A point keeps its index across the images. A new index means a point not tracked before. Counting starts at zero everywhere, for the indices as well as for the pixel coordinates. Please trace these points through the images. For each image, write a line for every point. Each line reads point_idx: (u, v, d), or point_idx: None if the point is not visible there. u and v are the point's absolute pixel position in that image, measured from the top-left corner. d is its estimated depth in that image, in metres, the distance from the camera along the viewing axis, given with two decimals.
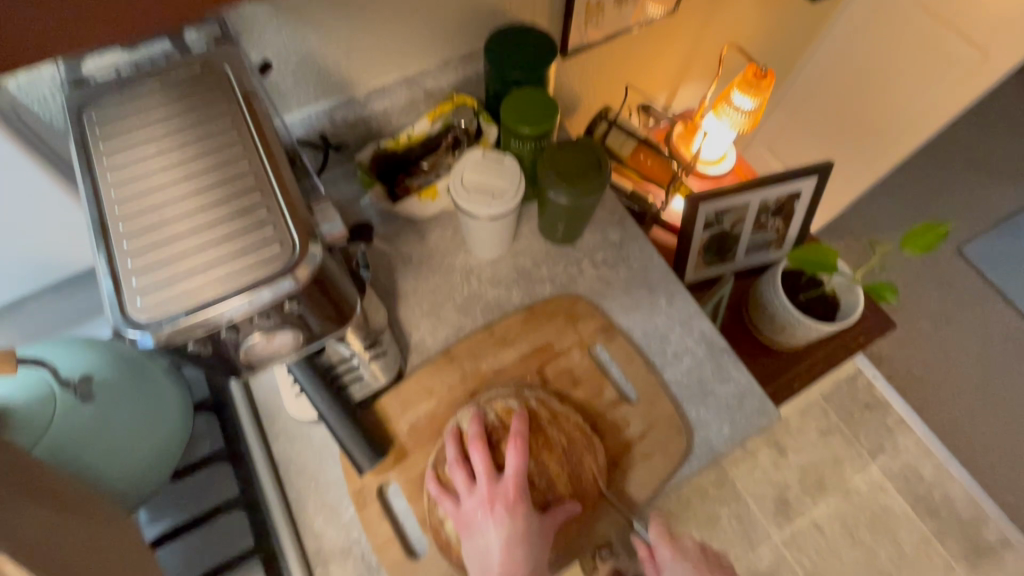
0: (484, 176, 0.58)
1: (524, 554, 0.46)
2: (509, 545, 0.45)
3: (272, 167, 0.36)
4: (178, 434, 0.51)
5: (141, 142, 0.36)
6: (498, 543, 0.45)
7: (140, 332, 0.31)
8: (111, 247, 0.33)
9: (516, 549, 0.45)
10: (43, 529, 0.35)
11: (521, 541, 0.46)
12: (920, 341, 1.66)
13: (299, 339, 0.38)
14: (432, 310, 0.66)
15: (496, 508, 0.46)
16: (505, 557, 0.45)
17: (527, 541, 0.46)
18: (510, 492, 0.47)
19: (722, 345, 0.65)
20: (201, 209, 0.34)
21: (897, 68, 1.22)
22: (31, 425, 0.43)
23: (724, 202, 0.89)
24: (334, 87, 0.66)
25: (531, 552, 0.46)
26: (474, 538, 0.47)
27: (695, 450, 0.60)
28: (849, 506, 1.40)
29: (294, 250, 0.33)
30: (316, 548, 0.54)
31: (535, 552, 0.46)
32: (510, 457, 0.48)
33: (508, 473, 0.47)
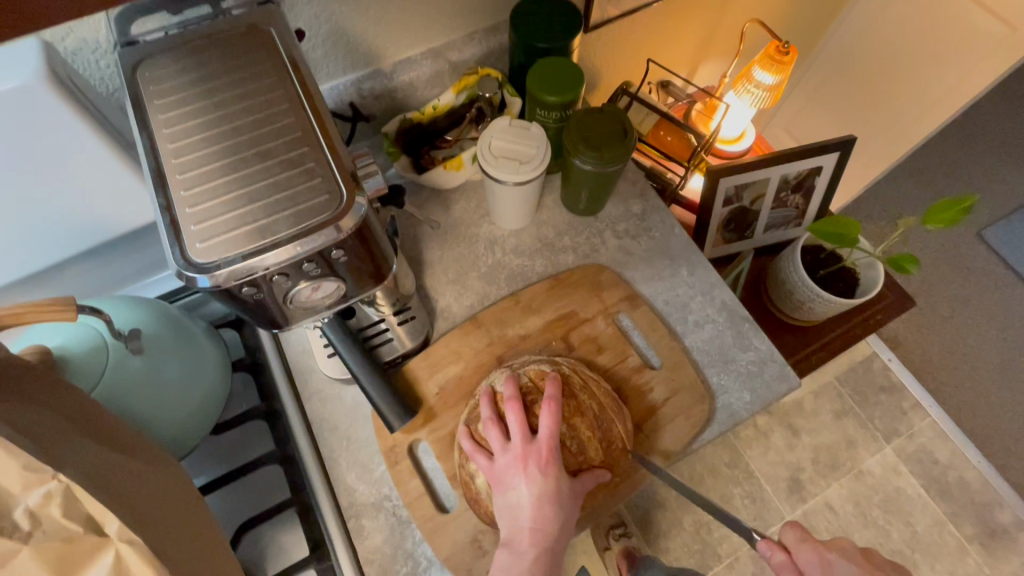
0: (512, 142, 0.58)
1: (554, 512, 0.46)
2: (541, 501, 0.46)
3: (318, 122, 0.37)
4: (218, 391, 0.54)
5: (192, 99, 0.38)
6: (530, 498, 0.46)
7: (199, 274, 0.32)
8: (169, 196, 0.34)
9: (547, 507, 0.46)
10: (104, 466, 0.38)
11: (552, 499, 0.47)
12: (937, 325, 1.65)
13: (340, 290, 0.40)
14: (457, 278, 0.68)
15: (530, 466, 0.47)
16: (535, 514, 0.46)
17: (557, 499, 0.47)
18: (544, 452, 0.47)
19: (743, 314, 0.66)
20: (252, 161, 0.35)
21: (923, 44, 1.20)
22: (87, 372, 0.46)
23: (744, 177, 0.89)
24: (362, 59, 0.67)
25: (561, 511, 0.47)
26: (506, 494, 0.47)
27: (716, 415, 0.61)
28: (862, 487, 1.41)
29: (341, 200, 0.35)
30: (349, 502, 0.56)
31: (564, 510, 0.47)
32: (545, 419, 0.48)
33: (543, 435, 0.48)
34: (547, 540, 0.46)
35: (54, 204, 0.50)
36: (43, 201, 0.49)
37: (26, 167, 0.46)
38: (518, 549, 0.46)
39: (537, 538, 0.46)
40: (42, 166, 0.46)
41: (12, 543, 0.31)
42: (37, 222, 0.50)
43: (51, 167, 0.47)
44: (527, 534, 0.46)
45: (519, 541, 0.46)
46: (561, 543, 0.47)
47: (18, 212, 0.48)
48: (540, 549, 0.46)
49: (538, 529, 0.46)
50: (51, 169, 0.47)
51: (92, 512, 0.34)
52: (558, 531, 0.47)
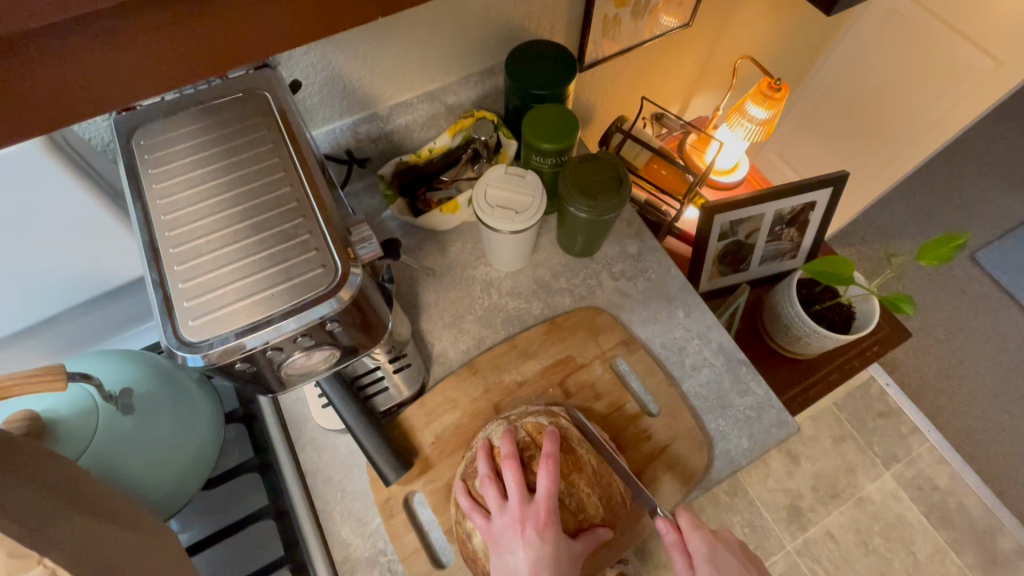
0: (507, 191, 0.59)
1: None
2: (539, 568, 0.44)
3: (313, 192, 0.37)
4: (211, 447, 0.53)
5: (188, 168, 0.38)
6: (527, 564, 0.44)
7: (191, 353, 0.32)
8: (162, 270, 0.34)
9: (544, 573, 0.44)
10: (90, 542, 0.37)
11: (551, 564, 0.45)
12: (933, 348, 1.66)
13: (333, 355, 0.39)
14: (453, 321, 0.68)
15: (527, 529, 0.46)
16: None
17: (556, 564, 0.45)
18: (542, 512, 0.46)
19: (740, 357, 0.66)
20: (247, 233, 0.35)
21: (912, 76, 1.22)
22: (75, 435, 0.45)
23: (739, 213, 0.89)
24: (358, 104, 0.68)
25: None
26: (503, 557, 0.46)
27: (715, 461, 0.61)
28: (863, 515, 1.40)
29: (336, 273, 0.34)
30: (343, 557, 0.55)
31: (563, 575, 0.45)
32: (543, 477, 0.47)
33: (541, 494, 0.47)
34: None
35: (47, 260, 0.49)
36: (34, 258, 0.49)
37: (18, 227, 0.45)
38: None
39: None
40: (35, 226, 0.46)
41: None
42: (26, 279, 0.50)
43: (45, 226, 0.47)
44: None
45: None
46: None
47: (9, 270, 0.48)
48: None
49: None
50: (45, 228, 0.47)
51: None
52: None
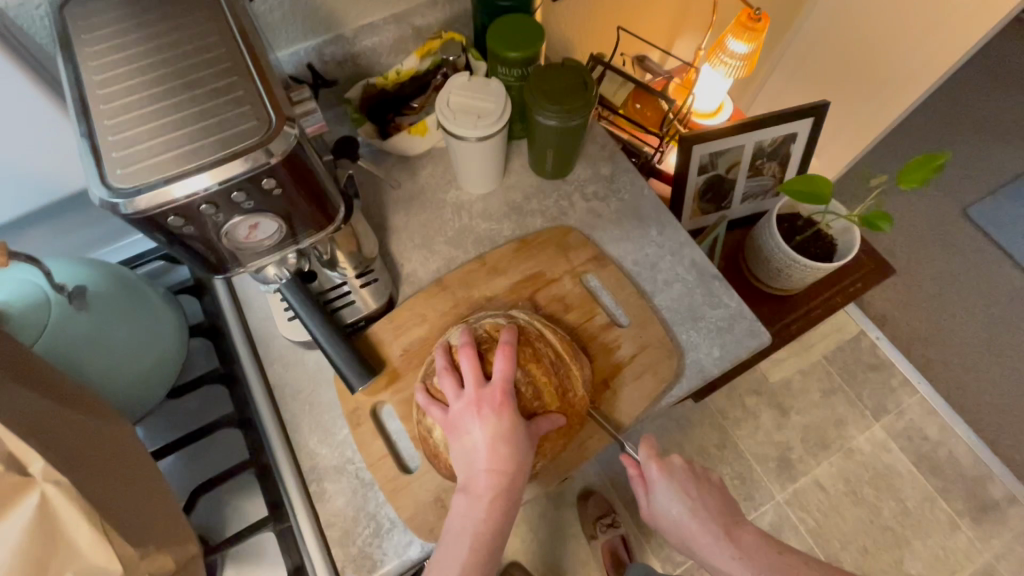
0: (470, 96, 0.57)
1: (510, 454, 0.46)
2: (495, 443, 0.46)
3: (249, 52, 0.36)
4: (175, 355, 0.53)
5: (121, 32, 0.37)
6: (484, 441, 0.46)
7: (119, 199, 0.31)
8: (91, 124, 0.33)
9: (502, 447, 0.46)
10: (38, 410, 0.36)
11: (508, 441, 0.46)
12: (925, 303, 1.65)
13: (280, 231, 0.39)
14: (423, 243, 0.67)
15: (483, 409, 0.47)
16: (491, 457, 0.46)
17: (512, 442, 0.47)
18: (498, 395, 0.47)
19: (713, 272, 0.65)
20: (180, 90, 0.34)
21: (901, 14, 1.20)
22: (28, 327, 0.45)
23: (719, 144, 0.88)
24: (322, 23, 0.66)
25: (519, 453, 0.47)
26: (462, 440, 0.47)
27: (686, 372, 0.60)
28: (852, 466, 1.40)
29: (270, 126, 0.34)
30: (310, 466, 0.55)
31: (520, 452, 0.47)
32: (499, 364, 0.48)
33: (496, 379, 0.48)
34: (503, 482, 0.46)
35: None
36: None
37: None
38: (475, 494, 0.46)
39: (493, 479, 0.46)
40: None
41: None
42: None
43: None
44: (484, 477, 0.46)
45: (476, 484, 0.46)
46: (518, 485, 0.47)
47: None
48: (495, 490, 0.46)
49: (494, 469, 0.46)
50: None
51: (13, 449, 0.32)
52: (515, 472, 0.47)
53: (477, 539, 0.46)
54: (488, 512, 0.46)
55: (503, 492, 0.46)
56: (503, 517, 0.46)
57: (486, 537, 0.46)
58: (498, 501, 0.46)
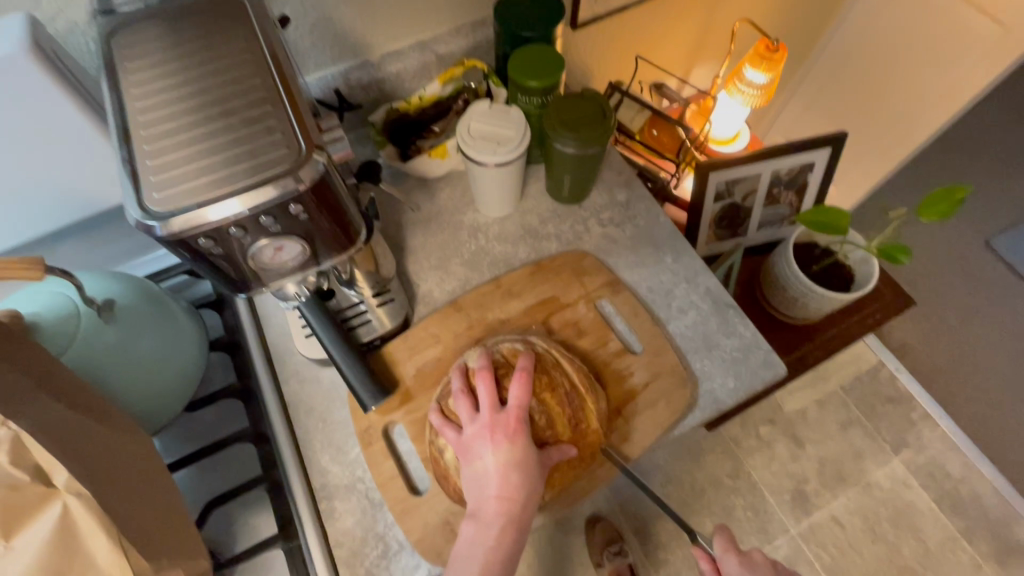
0: (491, 123, 0.59)
1: (520, 482, 0.46)
2: (506, 471, 0.46)
3: (282, 83, 0.38)
4: (194, 370, 0.54)
5: (163, 63, 0.39)
6: (495, 468, 0.46)
7: (153, 221, 0.33)
8: (131, 149, 0.35)
9: (512, 475, 0.46)
10: (64, 422, 0.37)
11: (519, 469, 0.47)
12: (946, 334, 1.61)
13: (304, 254, 0.40)
14: (440, 264, 0.68)
15: (496, 436, 0.47)
16: (502, 485, 0.46)
17: (523, 470, 0.47)
18: (512, 422, 0.48)
19: (728, 301, 0.65)
20: (216, 118, 0.36)
21: (923, 45, 1.20)
22: (57, 339, 0.46)
23: (736, 172, 0.88)
24: (349, 49, 0.68)
25: (530, 480, 0.47)
26: (473, 465, 0.48)
27: (699, 401, 0.60)
28: (870, 501, 1.36)
29: (299, 154, 0.35)
30: (322, 484, 0.55)
31: (530, 481, 0.47)
32: (515, 391, 0.48)
33: (511, 405, 0.48)
34: (512, 510, 0.46)
35: (23, 173, 0.49)
36: (13, 173, 0.48)
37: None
38: (483, 520, 0.47)
39: (502, 507, 0.46)
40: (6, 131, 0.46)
41: None
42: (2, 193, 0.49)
43: (18, 136, 0.47)
44: (493, 504, 0.46)
45: (484, 511, 0.46)
46: (527, 513, 0.47)
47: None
48: (504, 518, 0.46)
49: (504, 497, 0.46)
50: (17, 139, 0.47)
51: (40, 461, 0.33)
52: (525, 500, 0.47)
53: (484, 566, 0.46)
54: (497, 539, 0.46)
55: (512, 521, 0.46)
56: (511, 545, 0.46)
57: (493, 565, 0.46)
58: (507, 529, 0.46)
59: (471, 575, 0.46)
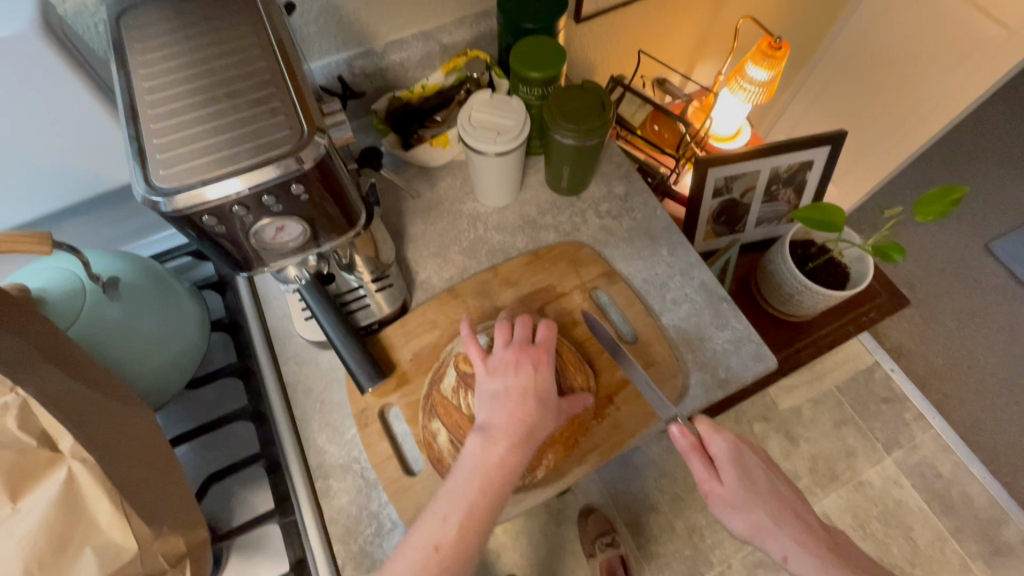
0: (491, 112, 0.59)
1: (535, 408, 0.49)
2: (526, 393, 0.50)
3: (286, 67, 0.39)
4: (195, 348, 0.55)
5: (170, 45, 0.40)
6: (516, 388, 0.50)
7: (159, 197, 0.34)
8: (139, 127, 0.36)
9: (530, 399, 0.49)
10: (70, 392, 0.39)
11: (535, 396, 0.50)
12: (942, 337, 1.62)
13: (305, 235, 0.41)
14: (439, 252, 0.69)
15: (525, 360, 0.51)
16: (517, 407, 0.49)
17: (539, 399, 0.50)
18: (540, 353, 0.52)
19: (722, 294, 0.66)
20: (221, 100, 0.37)
21: (928, 45, 1.20)
22: (63, 313, 0.47)
23: (735, 168, 0.89)
24: (354, 37, 0.69)
25: (543, 412, 0.50)
26: (495, 382, 0.51)
27: (690, 391, 0.61)
28: (861, 499, 1.37)
29: (302, 136, 0.36)
30: (318, 462, 0.57)
31: (543, 411, 0.50)
32: (545, 331, 0.54)
33: (541, 341, 0.53)
34: (523, 433, 0.49)
35: (32, 150, 0.50)
36: (23, 149, 0.49)
37: (6, 110, 0.46)
38: (494, 437, 0.48)
39: (515, 426, 0.49)
40: (16, 109, 0.47)
41: None
42: (12, 169, 0.50)
43: (29, 113, 0.48)
44: (506, 424, 0.49)
45: (498, 428, 0.48)
46: (531, 443, 0.49)
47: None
48: (515, 437, 0.48)
49: (518, 417, 0.49)
50: (28, 116, 0.48)
51: (47, 427, 0.34)
52: (536, 427, 0.49)
53: (488, 481, 0.47)
54: (505, 456, 0.47)
55: (519, 444, 0.48)
56: (516, 466, 0.48)
57: (497, 483, 0.47)
58: (515, 449, 0.48)
59: (474, 488, 0.47)
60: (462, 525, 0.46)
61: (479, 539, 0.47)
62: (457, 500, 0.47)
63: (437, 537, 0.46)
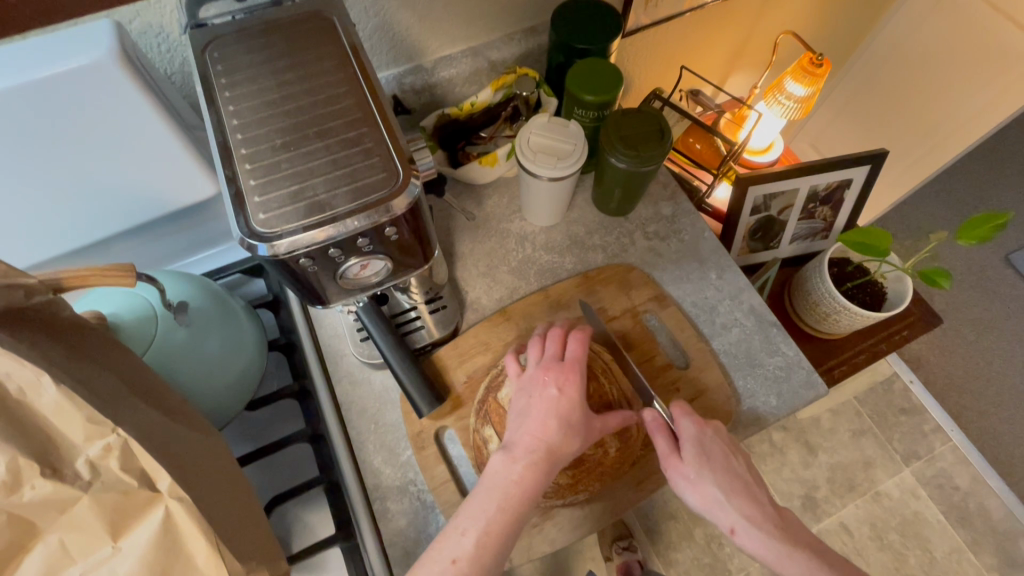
0: (550, 137, 0.59)
1: (558, 423, 0.48)
2: (549, 407, 0.48)
3: (375, 103, 0.38)
4: (256, 368, 0.55)
5: (257, 79, 0.40)
6: (540, 402, 0.49)
7: (261, 243, 0.34)
8: (234, 167, 0.36)
9: (553, 416, 0.48)
10: (159, 428, 0.39)
11: (559, 413, 0.48)
12: (961, 348, 1.63)
13: (385, 269, 0.42)
14: (488, 271, 0.69)
15: (549, 376, 0.50)
16: (536, 423, 0.48)
17: (564, 417, 0.48)
18: (568, 369, 0.51)
19: (772, 319, 0.66)
20: (314, 139, 0.37)
21: (964, 57, 1.18)
22: (136, 340, 0.48)
23: (774, 186, 0.89)
24: (405, 54, 0.69)
25: (567, 433, 0.48)
26: (522, 400, 0.50)
27: (742, 417, 0.61)
28: (879, 511, 1.37)
29: (397, 179, 0.36)
30: (375, 484, 0.57)
31: (568, 427, 0.48)
32: (574, 344, 0.53)
33: (569, 356, 0.52)
34: (543, 449, 0.47)
35: (100, 174, 0.50)
36: (91, 173, 0.49)
37: (81, 136, 0.46)
38: (514, 454, 0.47)
39: (537, 442, 0.47)
40: (89, 135, 0.47)
41: (73, 490, 0.33)
42: (82, 193, 0.50)
43: (106, 138, 0.48)
44: (525, 441, 0.47)
45: (519, 443, 0.47)
46: (558, 462, 0.47)
47: (66, 180, 0.49)
48: (535, 456, 0.46)
49: (539, 433, 0.47)
50: (105, 141, 0.48)
51: (146, 467, 0.34)
52: (558, 445, 0.47)
53: (507, 500, 0.45)
54: (523, 473, 0.45)
55: (541, 461, 0.46)
56: (536, 486, 0.46)
57: (517, 501, 0.45)
58: (536, 467, 0.46)
59: (492, 505, 0.44)
60: (483, 544, 0.43)
61: (501, 557, 0.44)
62: (474, 514, 0.44)
63: (454, 550, 0.43)
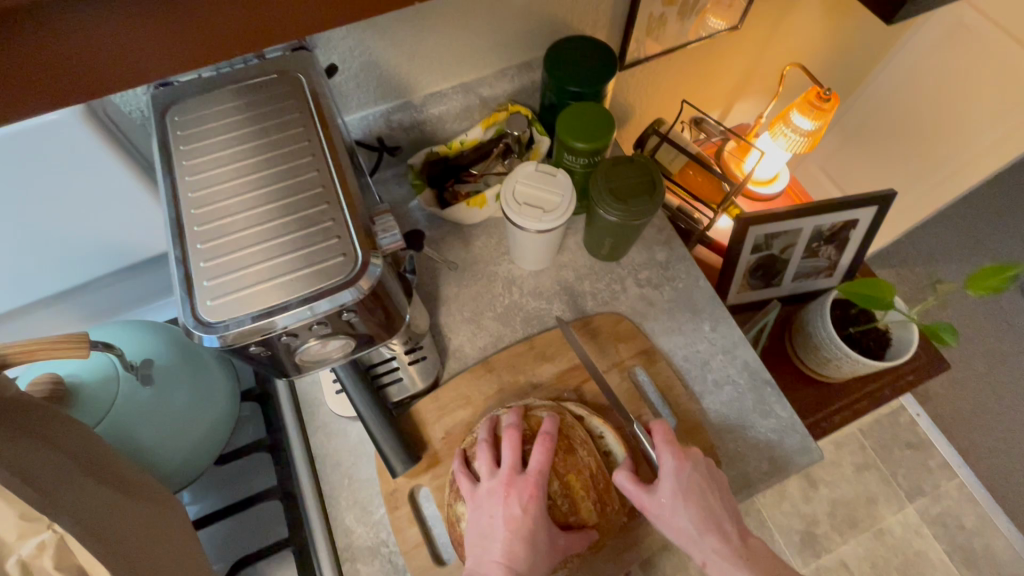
0: (537, 188, 0.57)
1: (523, 549, 0.46)
2: (512, 530, 0.46)
3: (338, 176, 0.37)
4: (226, 422, 0.54)
5: (217, 147, 0.38)
6: (502, 522, 0.47)
7: (207, 333, 0.32)
8: (185, 247, 0.34)
9: (518, 543, 0.46)
10: (106, 511, 0.37)
11: (524, 538, 0.46)
12: (971, 380, 1.59)
13: (348, 345, 0.39)
14: (472, 317, 0.67)
15: (511, 494, 0.48)
16: (503, 548, 0.46)
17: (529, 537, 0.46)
18: (530, 485, 0.48)
19: (766, 377, 0.63)
20: (270, 216, 0.35)
21: (980, 87, 1.12)
22: (96, 402, 0.46)
23: (777, 226, 0.86)
24: (392, 92, 0.67)
25: (535, 551, 0.46)
26: (483, 518, 0.48)
27: (731, 483, 0.59)
28: (881, 548, 1.30)
29: (356, 263, 0.34)
30: (346, 544, 0.55)
31: (534, 551, 0.46)
32: (538, 453, 0.49)
33: (532, 468, 0.49)
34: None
35: (65, 226, 0.48)
36: (56, 225, 0.48)
37: (45, 190, 0.45)
38: None
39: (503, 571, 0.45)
40: (53, 189, 0.45)
41: None
42: (48, 245, 0.49)
43: (72, 191, 0.46)
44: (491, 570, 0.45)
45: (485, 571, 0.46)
46: None
47: (32, 233, 0.47)
48: None
49: (504, 562, 0.45)
50: (71, 194, 0.46)
51: (84, 562, 0.33)
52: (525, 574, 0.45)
53: None
54: None
55: None
56: None
57: None
58: None
59: None
60: None
61: None
62: None
63: None
